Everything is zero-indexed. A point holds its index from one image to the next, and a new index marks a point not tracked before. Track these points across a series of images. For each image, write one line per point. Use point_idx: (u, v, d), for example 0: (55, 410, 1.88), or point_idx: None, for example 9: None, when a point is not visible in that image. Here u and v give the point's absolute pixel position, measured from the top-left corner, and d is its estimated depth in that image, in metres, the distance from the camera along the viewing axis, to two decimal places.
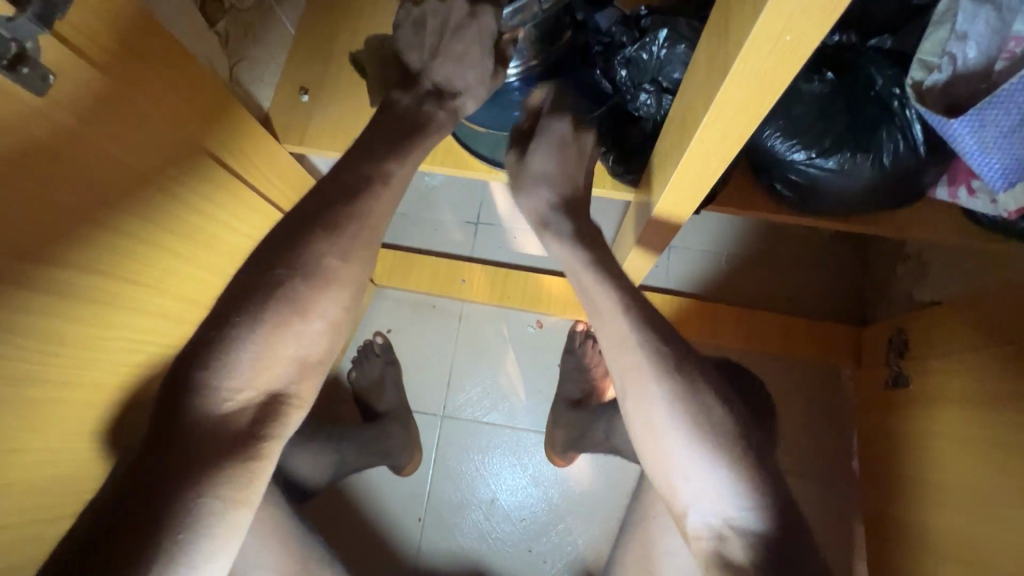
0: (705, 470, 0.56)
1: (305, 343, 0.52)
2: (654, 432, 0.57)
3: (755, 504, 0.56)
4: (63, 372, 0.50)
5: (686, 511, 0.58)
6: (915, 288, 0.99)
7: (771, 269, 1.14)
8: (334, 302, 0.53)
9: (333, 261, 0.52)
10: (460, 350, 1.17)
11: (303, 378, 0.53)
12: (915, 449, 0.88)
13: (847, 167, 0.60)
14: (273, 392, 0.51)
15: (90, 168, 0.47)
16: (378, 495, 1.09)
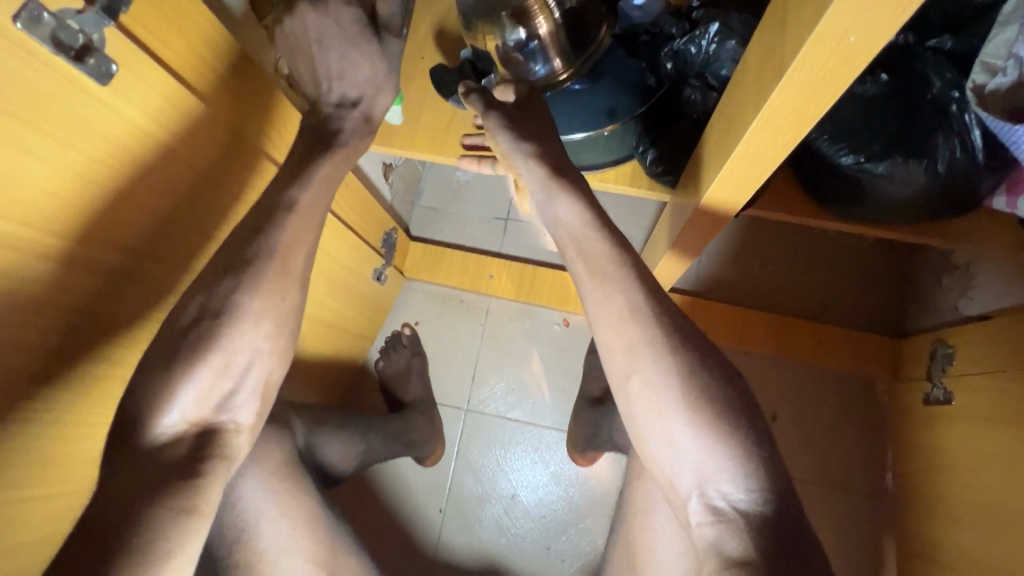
0: (700, 441, 0.53)
1: (239, 370, 0.52)
2: (663, 428, 0.55)
3: (751, 474, 0.52)
4: (121, 353, 0.53)
5: (686, 493, 0.55)
6: (960, 300, 0.95)
7: (807, 276, 1.11)
8: (265, 325, 0.54)
9: (271, 282, 0.54)
10: (486, 345, 1.18)
11: (241, 403, 0.53)
12: (954, 467, 0.85)
13: (898, 173, 0.58)
14: (207, 427, 0.51)
15: (149, 159, 0.49)
16: (400, 484, 1.10)
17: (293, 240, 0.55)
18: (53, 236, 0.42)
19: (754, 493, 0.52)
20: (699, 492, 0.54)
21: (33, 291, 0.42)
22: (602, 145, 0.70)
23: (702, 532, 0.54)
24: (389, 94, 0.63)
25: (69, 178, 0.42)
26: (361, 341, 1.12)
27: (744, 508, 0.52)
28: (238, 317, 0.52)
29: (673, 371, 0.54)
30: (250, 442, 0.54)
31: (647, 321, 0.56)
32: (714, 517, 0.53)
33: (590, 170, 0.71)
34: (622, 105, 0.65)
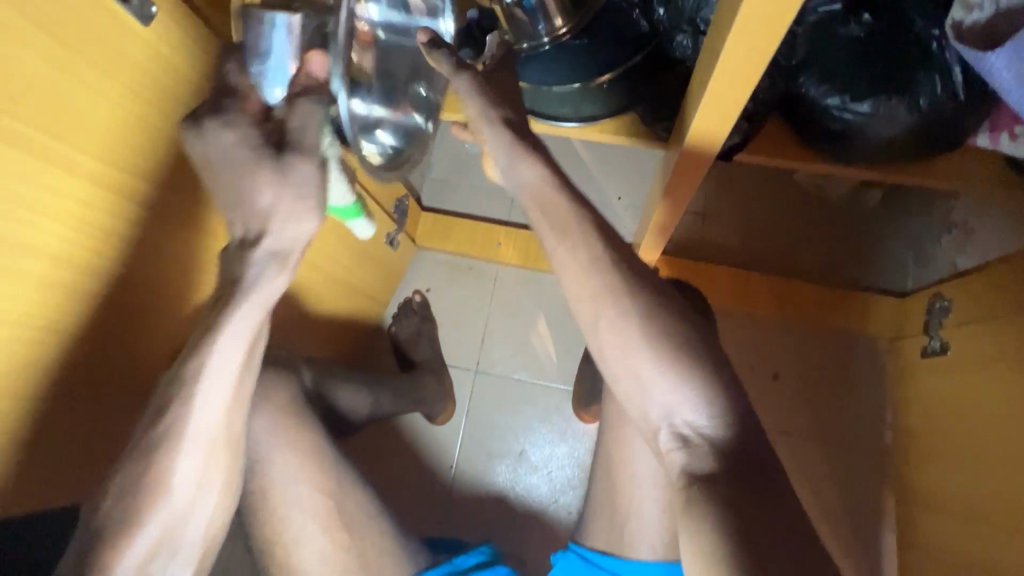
0: (666, 378, 0.56)
1: (188, 508, 0.56)
2: (631, 374, 0.58)
3: (713, 402, 0.56)
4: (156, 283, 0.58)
5: (657, 424, 0.58)
6: (960, 255, 0.97)
7: (809, 239, 1.13)
8: (210, 445, 0.56)
9: (209, 424, 0.55)
10: (494, 310, 1.22)
11: (197, 535, 0.58)
12: (958, 416, 0.87)
13: (881, 112, 0.60)
14: (158, 563, 0.55)
15: (178, 100, 0.54)
16: (415, 443, 1.14)
17: (237, 371, 0.55)
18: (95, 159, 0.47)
19: (715, 417, 0.56)
20: (667, 423, 0.57)
21: (83, 205, 0.47)
22: (601, 96, 0.72)
23: (670, 459, 0.57)
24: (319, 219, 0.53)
25: (113, 106, 0.47)
26: (375, 306, 1.16)
27: (708, 433, 0.56)
28: (173, 500, 0.55)
29: (636, 317, 0.58)
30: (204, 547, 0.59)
31: (607, 271, 0.59)
32: (679, 444, 0.57)
33: (587, 120, 0.75)
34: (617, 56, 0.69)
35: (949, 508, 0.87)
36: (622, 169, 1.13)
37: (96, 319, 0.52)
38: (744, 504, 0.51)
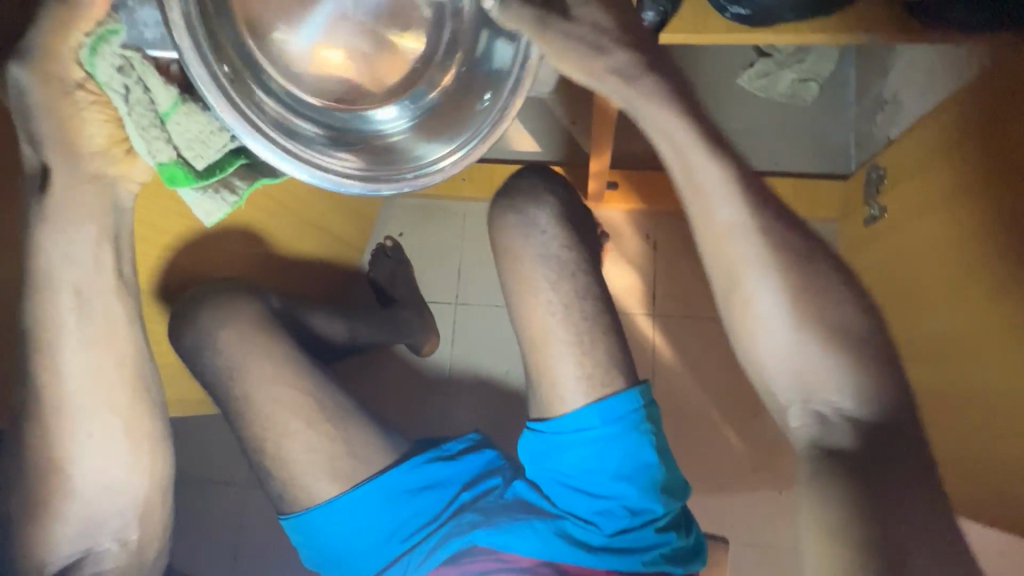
0: (809, 352, 0.54)
1: (90, 442, 0.60)
2: (774, 351, 0.55)
3: (865, 385, 0.53)
4: None
5: (787, 401, 0.56)
6: (893, 128, 1.04)
7: (757, 138, 1.18)
8: (87, 376, 0.59)
9: (67, 357, 0.58)
10: (466, 245, 1.27)
11: (124, 463, 0.61)
12: (914, 266, 0.92)
13: None
14: (104, 469, 0.61)
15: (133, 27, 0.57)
16: (405, 375, 1.19)
17: (69, 292, 0.58)
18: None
19: (863, 399, 0.53)
20: (803, 401, 0.55)
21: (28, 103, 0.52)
22: None
23: (799, 434, 0.56)
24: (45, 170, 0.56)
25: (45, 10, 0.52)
26: (350, 252, 1.20)
27: (855, 414, 0.53)
28: (67, 433, 0.58)
29: (780, 285, 0.54)
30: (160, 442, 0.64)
31: (747, 236, 0.55)
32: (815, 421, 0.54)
33: None
34: None
35: (909, 349, 0.92)
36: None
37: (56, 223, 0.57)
38: (889, 483, 0.50)
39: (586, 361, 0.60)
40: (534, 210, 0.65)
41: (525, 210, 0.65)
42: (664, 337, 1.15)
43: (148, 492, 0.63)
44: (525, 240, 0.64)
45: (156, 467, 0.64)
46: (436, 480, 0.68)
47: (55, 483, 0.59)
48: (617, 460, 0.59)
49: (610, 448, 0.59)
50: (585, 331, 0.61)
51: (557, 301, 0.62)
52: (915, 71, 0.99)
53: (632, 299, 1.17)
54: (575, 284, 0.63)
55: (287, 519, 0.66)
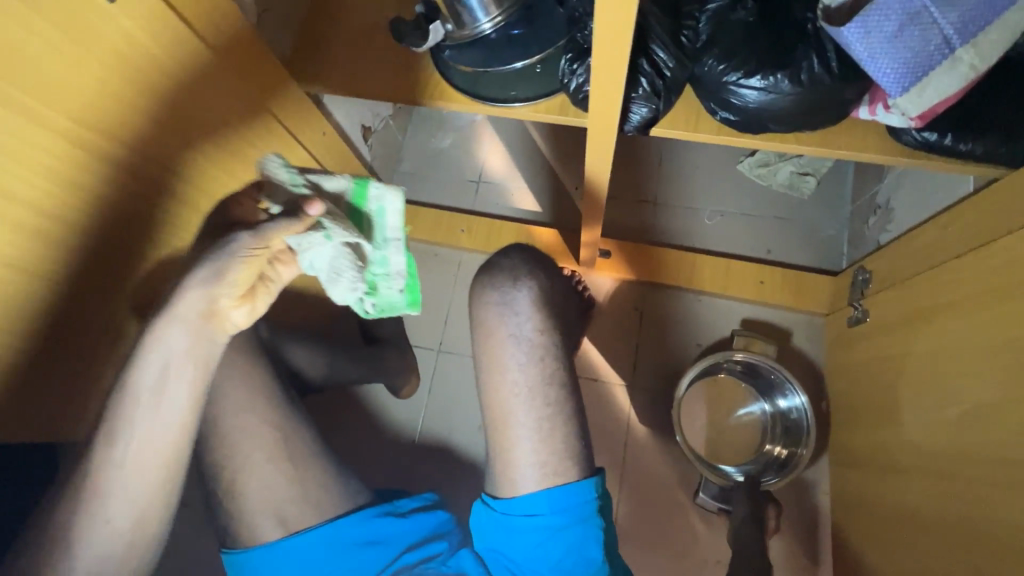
0: None
1: (110, 528, 0.50)
2: None
3: None
4: (101, 228, 0.62)
5: None
6: (881, 233, 1.06)
7: (748, 226, 1.21)
8: (158, 461, 0.52)
9: (157, 436, 0.52)
10: (456, 296, 1.27)
11: (112, 557, 0.51)
12: (941, 390, 0.79)
13: (771, 85, 0.69)
14: (143, 448, 0.51)
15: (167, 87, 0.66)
16: (379, 416, 1.18)
17: (182, 371, 0.53)
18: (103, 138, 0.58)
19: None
20: None
21: (50, 160, 0.54)
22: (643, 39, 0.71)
23: None
24: (236, 294, 0.55)
25: (86, 71, 0.54)
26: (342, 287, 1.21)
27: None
28: (95, 502, 0.50)
29: None
30: (166, 413, 0.52)
31: None
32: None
33: (510, 109, 0.82)
34: (535, 46, 0.81)
35: (909, 471, 0.84)
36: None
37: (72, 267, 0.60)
38: None
39: (542, 449, 0.57)
40: (514, 290, 0.60)
41: (505, 291, 0.61)
42: (637, 408, 1.14)
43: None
44: (502, 320, 0.60)
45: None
46: (380, 537, 0.67)
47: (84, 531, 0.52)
48: (560, 555, 0.56)
49: (560, 537, 0.56)
50: (548, 415, 0.58)
51: (523, 383, 0.58)
52: (909, 178, 1.00)
53: (609, 367, 1.17)
54: (548, 369, 0.59)
55: (228, 553, 0.63)
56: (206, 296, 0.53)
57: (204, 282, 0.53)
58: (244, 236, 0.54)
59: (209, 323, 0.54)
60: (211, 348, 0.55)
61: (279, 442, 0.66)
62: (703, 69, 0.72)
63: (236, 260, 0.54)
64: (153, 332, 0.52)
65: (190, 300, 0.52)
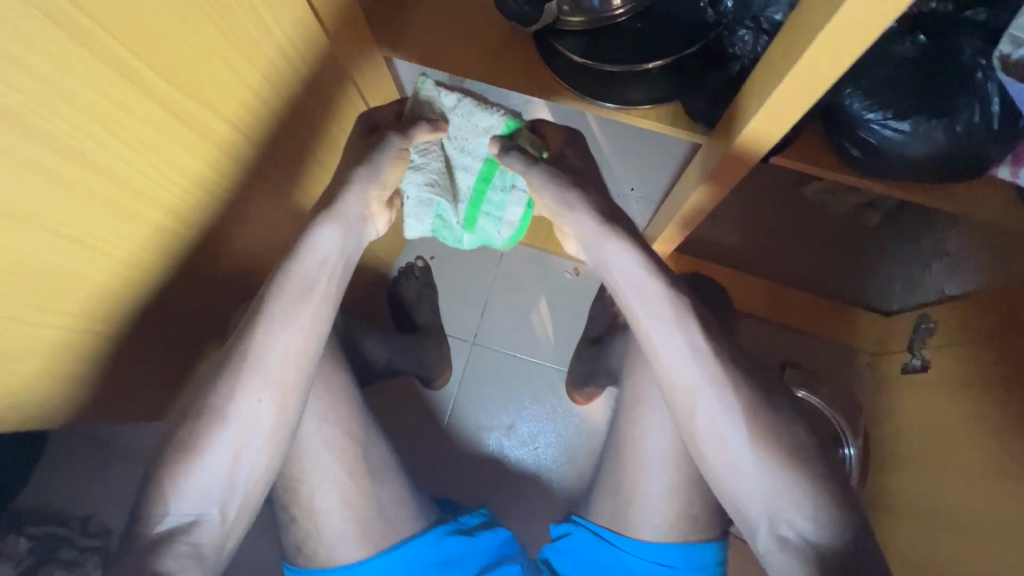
0: (767, 478, 0.61)
1: (262, 406, 0.62)
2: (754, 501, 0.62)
3: (815, 511, 0.60)
4: (166, 195, 0.54)
5: (758, 521, 0.62)
6: (946, 283, 1.01)
7: (807, 252, 1.17)
8: (308, 335, 0.64)
9: (306, 319, 0.64)
10: (496, 288, 1.21)
11: (261, 434, 0.62)
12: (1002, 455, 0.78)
13: (919, 131, 0.64)
14: (295, 319, 0.64)
15: (255, 37, 0.56)
16: (405, 404, 1.13)
17: (327, 271, 0.66)
18: (180, 92, 0.50)
19: (825, 528, 0.59)
20: (769, 525, 0.62)
21: (123, 115, 0.45)
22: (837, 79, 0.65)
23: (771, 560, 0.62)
24: (378, 203, 0.71)
25: (171, 14, 0.45)
26: (379, 264, 1.14)
27: (821, 544, 0.59)
28: (249, 381, 0.61)
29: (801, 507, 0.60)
30: (317, 294, 0.65)
31: None
32: (787, 548, 0.61)
33: (630, 106, 0.74)
34: (658, 45, 0.70)
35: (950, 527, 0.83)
36: (655, 158, 1.16)
37: (126, 234, 0.52)
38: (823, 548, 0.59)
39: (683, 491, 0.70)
40: None
41: None
42: None
43: (252, 479, 0.62)
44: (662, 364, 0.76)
45: (273, 458, 0.63)
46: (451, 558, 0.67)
47: (220, 419, 0.60)
48: None
49: None
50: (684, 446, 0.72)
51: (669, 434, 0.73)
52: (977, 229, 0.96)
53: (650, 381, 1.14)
54: None
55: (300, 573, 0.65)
56: (353, 198, 0.67)
57: (355, 184, 0.67)
58: (394, 138, 0.70)
59: (353, 229, 0.68)
60: (350, 249, 0.68)
61: (358, 455, 0.69)
62: (849, 100, 0.65)
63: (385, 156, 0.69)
64: (310, 235, 0.65)
65: (345, 204, 0.67)
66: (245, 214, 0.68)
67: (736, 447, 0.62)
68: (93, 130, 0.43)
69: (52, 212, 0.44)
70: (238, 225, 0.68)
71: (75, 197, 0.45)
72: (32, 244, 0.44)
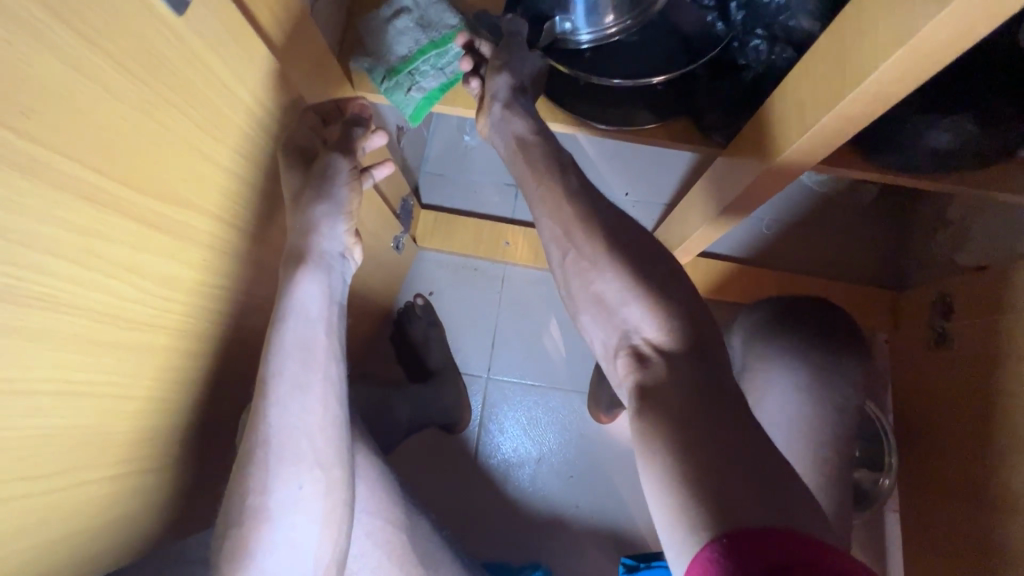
0: (626, 296, 0.58)
1: (305, 493, 0.54)
2: (609, 329, 0.59)
3: (668, 318, 0.56)
4: (155, 312, 0.47)
5: (616, 341, 0.59)
6: (957, 251, 0.99)
7: (810, 237, 1.16)
8: (323, 404, 0.57)
9: (321, 387, 0.57)
10: (503, 315, 1.15)
11: (316, 522, 0.55)
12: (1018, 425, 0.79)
13: (944, 124, 0.61)
14: (301, 385, 0.55)
15: (232, 119, 0.51)
16: (428, 457, 1.08)
17: (323, 321, 0.58)
18: (157, 197, 0.44)
19: (670, 333, 0.55)
20: (624, 342, 0.58)
21: (93, 242, 0.39)
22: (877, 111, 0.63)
23: (624, 376, 0.57)
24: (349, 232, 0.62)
25: (133, 114, 0.40)
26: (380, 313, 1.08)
27: (665, 348, 0.55)
28: (281, 473, 0.53)
29: (651, 314, 0.56)
30: (321, 356, 0.57)
31: None
32: (638, 362, 0.56)
33: (633, 129, 0.67)
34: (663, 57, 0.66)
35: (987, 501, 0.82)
36: (648, 162, 1.12)
37: (123, 364, 0.46)
38: (696, 415, 0.50)
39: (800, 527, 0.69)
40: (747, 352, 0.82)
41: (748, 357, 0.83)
42: None
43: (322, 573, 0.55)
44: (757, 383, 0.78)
45: (337, 541, 0.57)
46: None
47: (259, 528, 0.52)
48: None
49: None
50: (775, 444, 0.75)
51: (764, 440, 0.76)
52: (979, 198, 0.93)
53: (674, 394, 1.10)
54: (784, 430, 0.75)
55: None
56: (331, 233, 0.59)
57: (325, 214, 0.59)
58: (342, 165, 0.60)
59: (336, 266, 0.61)
60: (337, 290, 0.61)
61: (402, 546, 0.64)
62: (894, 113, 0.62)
63: (343, 187, 0.60)
64: (296, 291, 0.56)
65: (322, 244, 0.59)
66: (246, 305, 0.61)
67: (598, 272, 0.60)
68: (60, 266, 0.37)
69: (36, 368, 0.38)
70: (240, 319, 0.61)
71: (57, 345, 0.39)
72: (23, 406, 0.38)
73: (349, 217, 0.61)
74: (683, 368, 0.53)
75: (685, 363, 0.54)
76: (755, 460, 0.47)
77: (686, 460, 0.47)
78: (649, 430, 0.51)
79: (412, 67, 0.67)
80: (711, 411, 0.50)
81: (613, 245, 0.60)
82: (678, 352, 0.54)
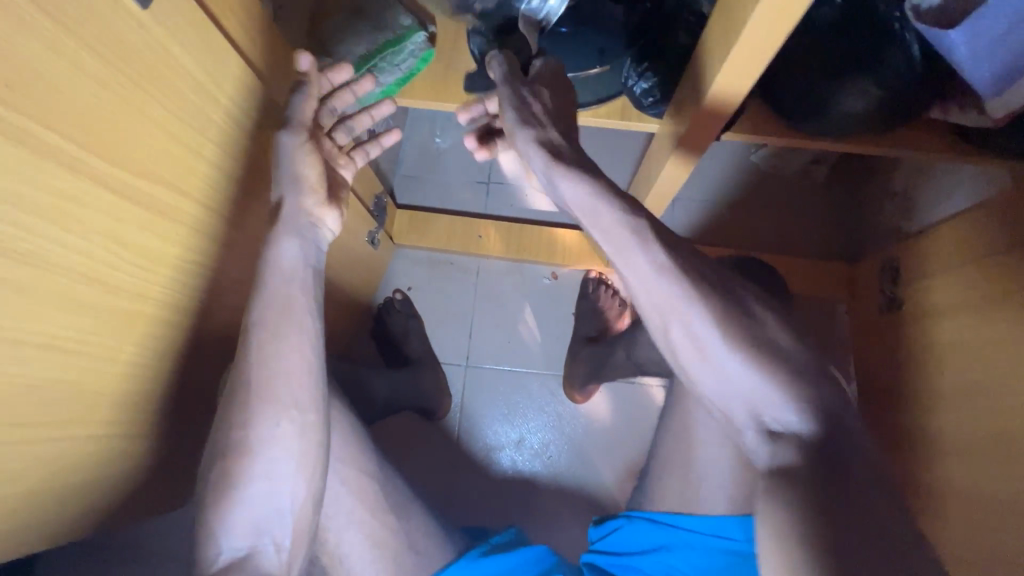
0: (747, 368, 0.54)
1: (283, 432, 0.58)
2: (717, 394, 0.56)
3: (803, 396, 0.52)
4: (132, 281, 0.52)
5: (740, 420, 0.55)
6: (903, 219, 1.05)
7: (768, 216, 1.22)
8: (301, 355, 0.61)
9: (299, 338, 0.61)
10: (479, 306, 1.20)
11: (293, 459, 0.58)
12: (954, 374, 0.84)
13: (854, 88, 0.67)
14: (278, 335, 0.60)
15: (200, 106, 0.56)
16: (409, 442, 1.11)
17: (301, 279, 0.63)
18: (132, 173, 0.49)
19: (805, 416, 0.52)
20: (752, 420, 0.54)
21: (70, 208, 0.44)
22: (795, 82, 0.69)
23: (757, 453, 0.54)
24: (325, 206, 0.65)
25: (107, 96, 0.45)
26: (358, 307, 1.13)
27: (798, 431, 0.52)
28: (261, 413, 0.58)
29: (767, 387, 0.53)
30: (298, 311, 0.62)
31: None
32: (767, 441, 0.54)
33: None
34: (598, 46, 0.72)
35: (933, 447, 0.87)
36: (610, 153, 1.19)
37: (102, 328, 0.50)
38: (834, 491, 0.49)
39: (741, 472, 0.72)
40: None
41: None
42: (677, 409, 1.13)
43: (298, 509, 0.59)
44: None
45: (312, 481, 0.60)
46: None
47: (241, 460, 0.56)
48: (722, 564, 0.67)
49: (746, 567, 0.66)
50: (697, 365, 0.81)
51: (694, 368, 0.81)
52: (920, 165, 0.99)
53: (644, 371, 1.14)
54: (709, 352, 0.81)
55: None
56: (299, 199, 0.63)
57: (291, 190, 0.63)
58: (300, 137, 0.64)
59: (311, 232, 0.65)
60: (315, 256, 0.66)
61: (375, 501, 0.69)
62: (810, 81, 0.68)
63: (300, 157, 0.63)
64: (274, 251, 0.62)
65: (293, 213, 0.63)
66: (220, 283, 0.66)
67: (708, 340, 0.55)
68: (41, 229, 0.42)
69: (16, 321, 0.42)
70: (214, 296, 0.66)
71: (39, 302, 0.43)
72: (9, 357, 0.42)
73: (318, 189, 0.65)
74: (822, 450, 0.51)
75: (830, 451, 0.51)
76: (870, 518, 0.47)
77: (813, 537, 0.47)
78: (778, 499, 0.50)
79: (370, 64, 0.74)
80: (835, 487, 0.49)
81: (675, 273, 0.57)
82: (819, 439, 0.51)
